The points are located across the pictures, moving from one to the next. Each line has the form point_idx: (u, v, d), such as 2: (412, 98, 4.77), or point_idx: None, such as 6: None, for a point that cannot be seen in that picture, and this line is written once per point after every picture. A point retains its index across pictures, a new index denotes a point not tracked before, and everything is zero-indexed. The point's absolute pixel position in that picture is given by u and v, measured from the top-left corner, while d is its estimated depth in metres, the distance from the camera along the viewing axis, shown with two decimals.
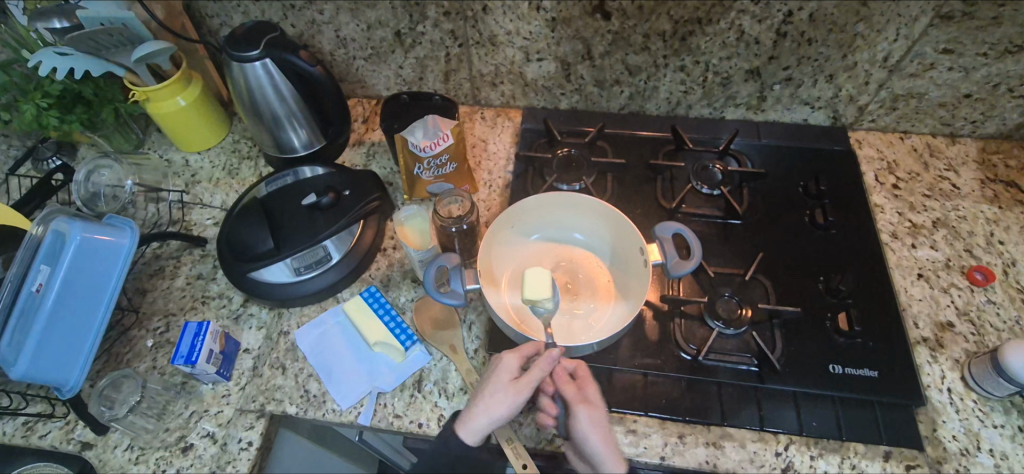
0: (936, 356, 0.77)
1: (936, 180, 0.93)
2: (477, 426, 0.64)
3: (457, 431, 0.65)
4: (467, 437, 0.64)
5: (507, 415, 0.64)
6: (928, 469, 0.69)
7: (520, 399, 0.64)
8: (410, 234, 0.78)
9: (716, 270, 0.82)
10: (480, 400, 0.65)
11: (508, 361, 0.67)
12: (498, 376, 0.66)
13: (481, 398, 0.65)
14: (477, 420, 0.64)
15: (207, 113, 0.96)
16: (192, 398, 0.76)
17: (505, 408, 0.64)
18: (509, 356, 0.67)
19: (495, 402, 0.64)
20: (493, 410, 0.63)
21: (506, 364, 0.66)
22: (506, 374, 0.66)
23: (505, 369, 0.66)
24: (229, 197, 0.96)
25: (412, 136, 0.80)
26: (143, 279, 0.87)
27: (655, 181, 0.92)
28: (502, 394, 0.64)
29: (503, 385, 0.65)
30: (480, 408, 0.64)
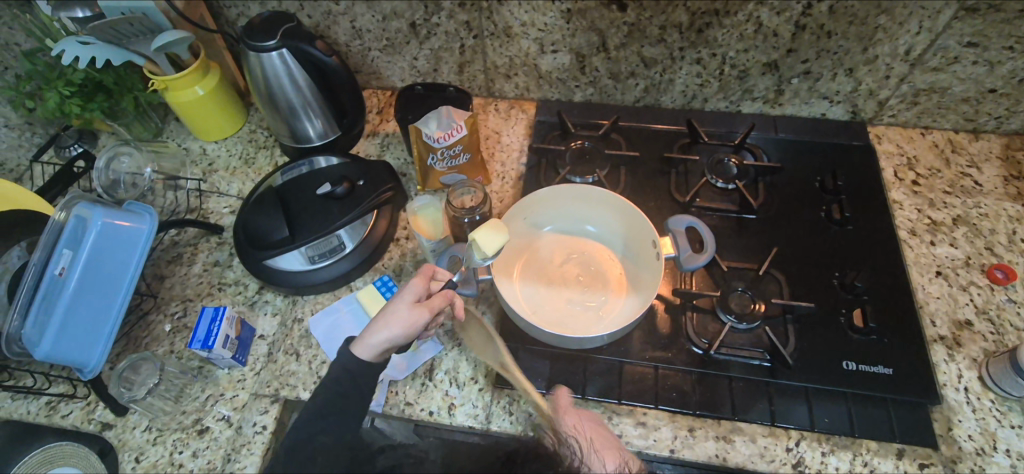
0: (953, 354, 0.76)
1: (957, 176, 0.91)
2: (374, 341, 0.62)
3: (350, 346, 0.63)
4: (362, 351, 0.62)
5: (405, 335, 0.63)
6: (942, 467, 0.68)
7: (421, 321, 0.63)
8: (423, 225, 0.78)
9: (729, 264, 0.81)
10: (380, 317, 0.63)
11: (417, 282, 0.66)
12: (402, 294, 0.65)
13: (380, 315, 0.63)
14: (375, 335, 0.62)
15: (224, 102, 0.98)
16: (208, 382, 0.78)
17: (404, 327, 0.62)
18: (416, 278, 0.66)
19: (395, 319, 0.63)
20: (392, 325, 0.62)
21: (412, 285, 0.65)
22: (410, 294, 0.65)
23: (411, 289, 0.65)
24: (245, 186, 0.97)
25: (426, 127, 0.81)
26: (161, 265, 0.89)
27: (669, 174, 0.92)
28: (403, 314, 0.63)
29: (405, 303, 0.64)
30: (379, 324, 0.63)
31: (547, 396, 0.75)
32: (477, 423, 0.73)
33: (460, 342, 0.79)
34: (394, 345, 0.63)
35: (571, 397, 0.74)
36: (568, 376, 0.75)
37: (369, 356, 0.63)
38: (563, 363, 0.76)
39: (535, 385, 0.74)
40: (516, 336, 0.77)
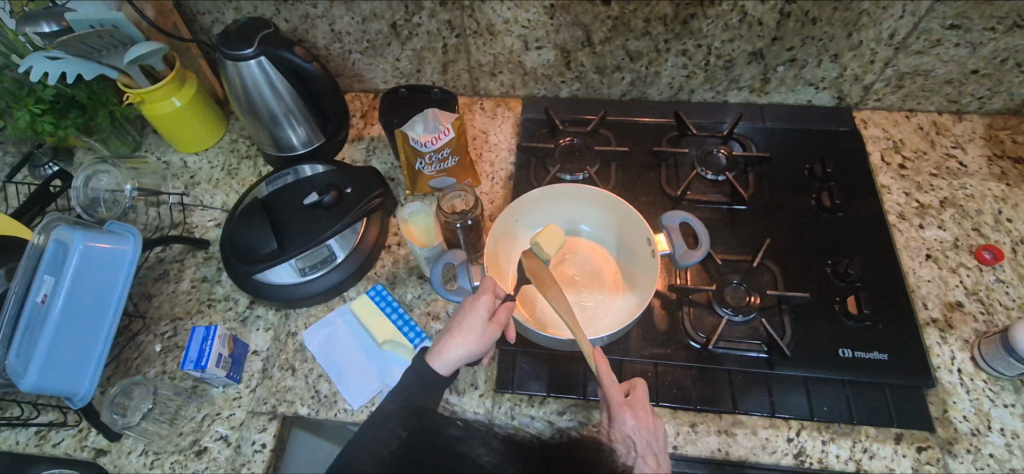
0: (945, 336, 0.77)
1: (942, 158, 0.92)
2: (455, 356, 0.61)
3: (428, 362, 0.61)
4: (444, 366, 0.61)
5: (480, 352, 0.63)
6: (939, 449, 0.69)
7: (494, 338, 0.64)
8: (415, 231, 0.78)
9: (723, 257, 0.82)
10: (455, 333, 0.62)
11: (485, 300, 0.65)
12: (476, 310, 0.64)
13: (455, 331, 0.62)
14: (456, 349, 0.61)
15: (202, 113, 0.95)
16: (203, 402, 0.76)
17: (482, 344, 0.63)
18: (484, 294, 0.65)
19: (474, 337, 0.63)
20: (470, 345, 0.62)
21: (482, 303, 0.64)
22: (480, 311, 0.64)
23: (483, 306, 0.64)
24: (230, 198, 0.95)
25: (412, 131, 0.80)
26: (148, 283, 0.87)
27: (660, 168, 0.91)
28: (481, 329, 0.63)
29: (479, 321, 0.63)
30: (460, 339, 0.62)
31: (549, 399, 0.74)
32: None
33: None
34: (468, 360, 0.63)
35: (572, 398, 0.74)
36: (568, 377, 0.75)
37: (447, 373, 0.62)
38: (563, 365, 0.76)
39: (536, 388, 0.74)
40: (514, 340, 0.77)
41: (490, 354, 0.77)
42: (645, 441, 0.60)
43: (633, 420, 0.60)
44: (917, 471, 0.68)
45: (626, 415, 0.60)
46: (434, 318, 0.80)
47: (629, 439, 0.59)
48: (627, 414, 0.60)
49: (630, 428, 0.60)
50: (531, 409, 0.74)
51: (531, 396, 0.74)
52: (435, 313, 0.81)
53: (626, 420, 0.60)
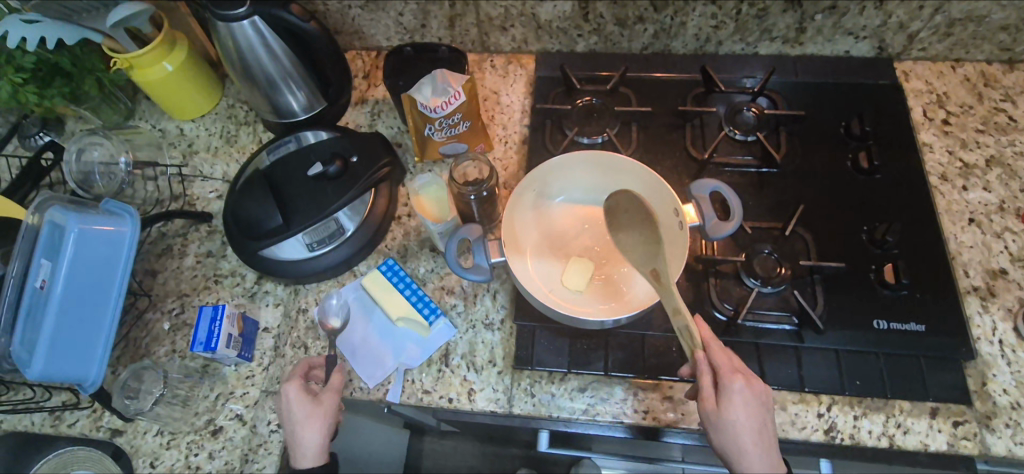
0: (986, 306, 0.73)
1: (990, 112, 0.85)
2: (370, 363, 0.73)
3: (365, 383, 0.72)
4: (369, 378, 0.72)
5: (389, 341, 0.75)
6: (976, 424, 0.67)
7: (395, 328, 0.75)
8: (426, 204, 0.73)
9: (752, 225, 0.77)
10: (290, 432, 0.67)
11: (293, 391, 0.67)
12: (291, 406, 0.67)
13: (297, 431, 0.66)
14: (366, 360, 0.73)
15: (195, 77, 0.89)
16: (215, 381, 0.75)
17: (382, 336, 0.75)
18: (288, 384, 0.68)
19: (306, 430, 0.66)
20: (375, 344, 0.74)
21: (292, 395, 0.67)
22: (295, 406, 0.67)
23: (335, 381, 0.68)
24: (230, 168, 0.90)
25: (420, 95, 0.74)
26: (152, 259, 0.84)
27: (684, 128, 0.85)
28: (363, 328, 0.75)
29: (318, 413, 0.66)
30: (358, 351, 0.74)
31: (570, 375, 0.72)
32: (498, 407, 0.71)
33: (475, 324, 0.75)
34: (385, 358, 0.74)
35: (593, 374, 0.71)
36: (589, 353, 0.72)
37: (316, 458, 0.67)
38: (583, 340, 0.73)
39: (557, 364, 0.72)
40: (533, 315, 0.74)
41: (508, 329, 0.75)
42: (757, 408, 0.60)
43: (746, 387, 0.60)
44: (952, 446, 0.66)
45: (738, 385, 0.60)
46: (449, 293, 0.77)
47: (740, 408, 0.60)
48: (740, 384, 0.60)
49: (742, 398, 0.60)
50: (551, 386, 0.72)
51: (551, 373, 0.72)
52: (449, 288, 0.78)
53: (737, 391, 0.60)
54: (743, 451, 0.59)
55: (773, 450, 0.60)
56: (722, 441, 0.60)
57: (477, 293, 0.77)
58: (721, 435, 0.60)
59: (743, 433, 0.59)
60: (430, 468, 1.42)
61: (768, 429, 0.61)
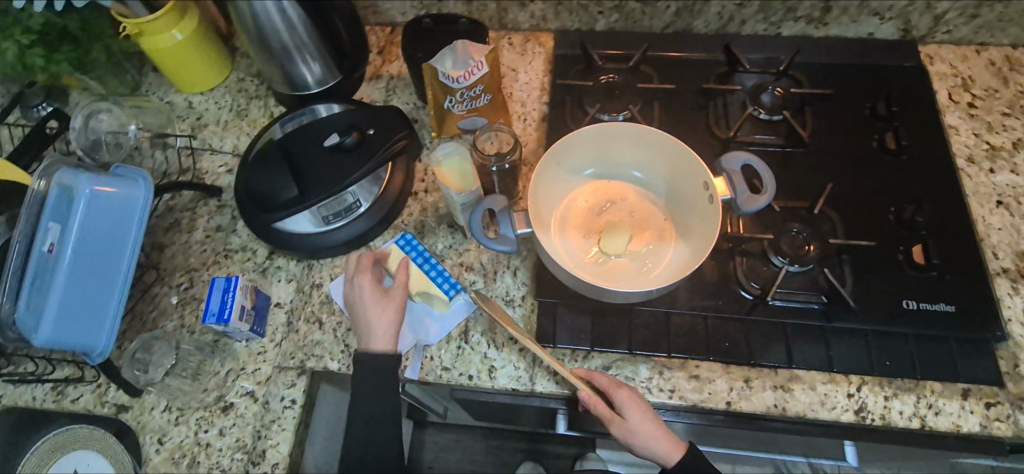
0: (1017, 287, 0.72)
1: (1016, 96, 0.84)
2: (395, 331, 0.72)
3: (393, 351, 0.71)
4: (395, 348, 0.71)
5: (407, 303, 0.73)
6: (1009, 405, 0.65)
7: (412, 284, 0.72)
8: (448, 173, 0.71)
9: (779, 204, 0.76)
10: (365, 320, 0.68)
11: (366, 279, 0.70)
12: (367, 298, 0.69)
13: (373, 319, 0.68)
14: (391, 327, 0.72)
15: (206, 48, 0.87)
16: (225, 357, 0.72)
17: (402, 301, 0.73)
18: (361, 278, 0.70)
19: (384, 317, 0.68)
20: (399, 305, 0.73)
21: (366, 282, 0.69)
22: (368, 297, 0.69)
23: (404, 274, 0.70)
24: (241, 142, 0.88)
25: (441, 66, 0.72)
26: (159, 233, 0.81)
27: (708, 107, 0.84)
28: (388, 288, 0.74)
29: (393, 299, 0.69)
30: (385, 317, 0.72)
31: (593, 353, 0.70)
32: (520, 385, 0.68)
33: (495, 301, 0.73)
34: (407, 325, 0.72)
35: (618, 352, 0.70)
36: (613, 330, 0.70)
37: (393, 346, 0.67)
38: (607, 317, 0.71)
39: (580, 342, 0.70)
40: (555, 292, 0.72)
41: (529, 306, 0.73)
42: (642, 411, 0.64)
43: (627, 394, 0.64)
44: (985, 428, 0.65)
45: (623, 393, 0.65)
46: (468, 269, 0.75)
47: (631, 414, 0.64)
48: (623, 392, 0.64)
49: (632, 404, 0.64)
50: (573, 365, 0.70)
51: (574, 351, 0.70)
52: (468, 264, 0.76)
53: (626, 398, 0.64)
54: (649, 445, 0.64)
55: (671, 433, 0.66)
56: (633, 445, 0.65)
57: (497, 269, 0.75)
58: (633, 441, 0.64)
59: (645, 435, 0.64)
60: (432, 461, 1.39)
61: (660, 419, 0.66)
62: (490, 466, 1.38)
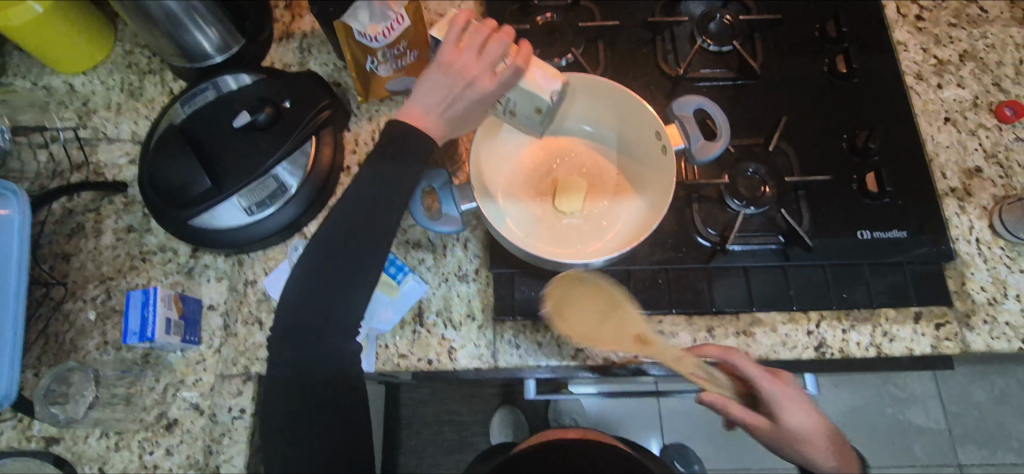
0: (964, 206, 0.72)
1: (962, 4, 0.81)
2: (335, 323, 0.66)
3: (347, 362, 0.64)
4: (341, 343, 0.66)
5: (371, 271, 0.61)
6: (957, 324, 0.67)
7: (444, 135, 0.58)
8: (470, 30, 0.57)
9: (733, 144, 0.73)
10: (431, 88, 0.56)
11: (478, 73, 0.54)
12: (431, 73, 0.56)
13: (448, 91, 0.55)
14: None
15: (74, 19, 0.74)
16: (160, 370, 0.67)
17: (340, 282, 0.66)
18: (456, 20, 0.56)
19: (447, 109, 0.56)
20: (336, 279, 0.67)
21: (485, 87, 0.54)
22: (444, 55, 0.55)
23: (494, 51, 0.54)
24: (139, 126, 0.77)
25: (355, 22, 0.63)
26: (61, 242, 0.72)
27: (655, 43, 0.78)
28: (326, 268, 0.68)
29: (462, 79, 0.55)
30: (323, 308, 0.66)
31: None
32: (482, 363, 0.66)
33: (448, 277, 0.69)
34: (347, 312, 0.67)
35: None
36: None
37: (440, 141, 0.58)
38: None
39: (541, 310, 0.67)
40: (510, 261, 0.68)
41: (484, 279, 0.69)
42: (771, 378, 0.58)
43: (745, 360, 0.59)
44: (936, 348, 0.67)
45: (740, 358, 0.59)
46: (415, 246, 0.70)
47: (759, 377, 0.58)
48: (739, 355, 0.59)
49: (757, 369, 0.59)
50: (536, 335, 0.67)
51: (536, 321, 0.68)
52: (415, 241, 0.70)
53: (745, 360, 0.59)
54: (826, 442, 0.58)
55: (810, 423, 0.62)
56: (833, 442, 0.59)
57: (446, 244, 0.70)
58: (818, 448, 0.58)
59: (786, 403, 0.57)
60: (409, 420, 1.38)
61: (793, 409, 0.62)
62: (467, 416, 1.39)
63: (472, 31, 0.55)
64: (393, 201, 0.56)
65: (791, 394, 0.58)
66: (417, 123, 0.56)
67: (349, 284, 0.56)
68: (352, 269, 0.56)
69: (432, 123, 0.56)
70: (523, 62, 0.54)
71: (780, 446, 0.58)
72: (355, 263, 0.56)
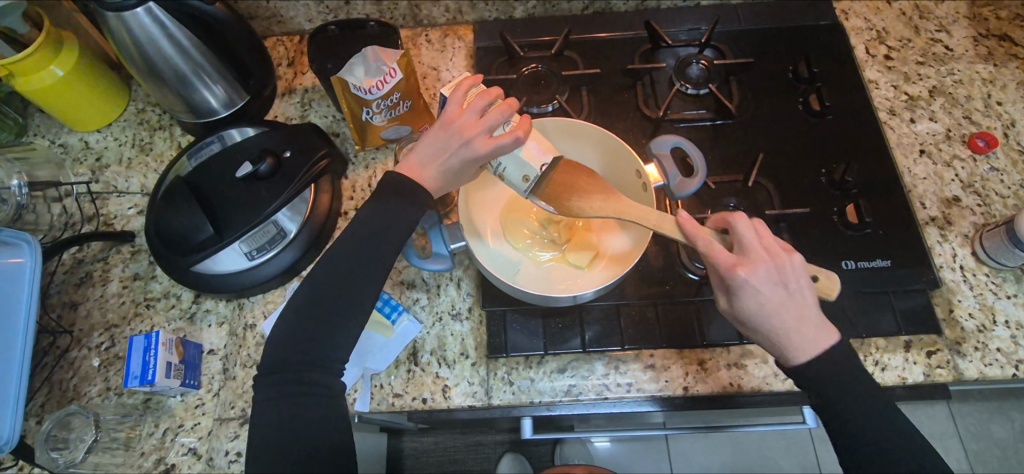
0: (945, 234, 0.74)
1: (928, 44, 0.85)
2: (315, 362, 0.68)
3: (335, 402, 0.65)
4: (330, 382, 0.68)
5: None
6: (948, 351, 0.68)
7: (441, 188, 0.58)
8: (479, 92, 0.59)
9: (715, 180, 0.76)
10: (430, 144, 0.57)
11: (471, 128, 0.55)
12: (433, 128, 0.57)
13: (445, 148, 0.56)
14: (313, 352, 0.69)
15: (93, 82, 0.79)
16: (160, 415, 0.68)
17: None
18: (462, 83, 0.58)
19: (443, 165, 0.57)
20: None
21: (481, 149, 0.55)
22: (446, 115, 0.57)
23: (494, 117, 0.55)
24: (148, 179, 0.81)
25: (351, 76, 0.67)
26: (69, 291, 0.74)
27: (635, 88, 0.82)
28: None
29: (457, 137, 0.55)
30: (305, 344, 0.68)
31: (547, 357, 0.69)
32: (476, 401, 0.67)
33: (441, 316, 0.71)
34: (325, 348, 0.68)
35: (572, 351, 0.68)
36: (564, 331, 0.69)
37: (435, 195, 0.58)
38: (557, 319, 0.69)
39: (532, 348, 0.68)
40: (502, 299, 0.70)
41: (477, 317, 0.71)
42: (755, 248, 0.54)
43: (733, 227, 0.55)
44: (929, 376, 0.67)
45: (738, 224, 0.55)
46: (409, 287, 0.72)
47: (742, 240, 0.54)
48: (736, 221, 0.55)
49: (745, 235, 0.54)
50: (529, 371, 0.68)
51: (527, 357, 0.69)
52: (410, 282, 0.73)
53: (738, 224, 0.55)
54: (742, 314, 0.54)
55: (808, 310, 0.53)
56: (753, 324, 0.54)
57: (439, 283, 0.73)
58: (734, 313, 0.56)
59: (763, 276, 0.52)
60: (412, 469, 1.35)
61: (800, 293, 0.53)
62: (471, 465, 1.36)
63: (477, 96, 0.57)
64: (385, 250, 0.56)
65: (763, 259, 0.53)
66: (413, 174, 0.57)
67: (337, 340, 0.54)
68: (333, 324, 0.54)
69: (429, 176, 0.57)
70: (523, 132, 0.54)
71: (758, 324, 0.53)
72: (347, 318, 0.54)
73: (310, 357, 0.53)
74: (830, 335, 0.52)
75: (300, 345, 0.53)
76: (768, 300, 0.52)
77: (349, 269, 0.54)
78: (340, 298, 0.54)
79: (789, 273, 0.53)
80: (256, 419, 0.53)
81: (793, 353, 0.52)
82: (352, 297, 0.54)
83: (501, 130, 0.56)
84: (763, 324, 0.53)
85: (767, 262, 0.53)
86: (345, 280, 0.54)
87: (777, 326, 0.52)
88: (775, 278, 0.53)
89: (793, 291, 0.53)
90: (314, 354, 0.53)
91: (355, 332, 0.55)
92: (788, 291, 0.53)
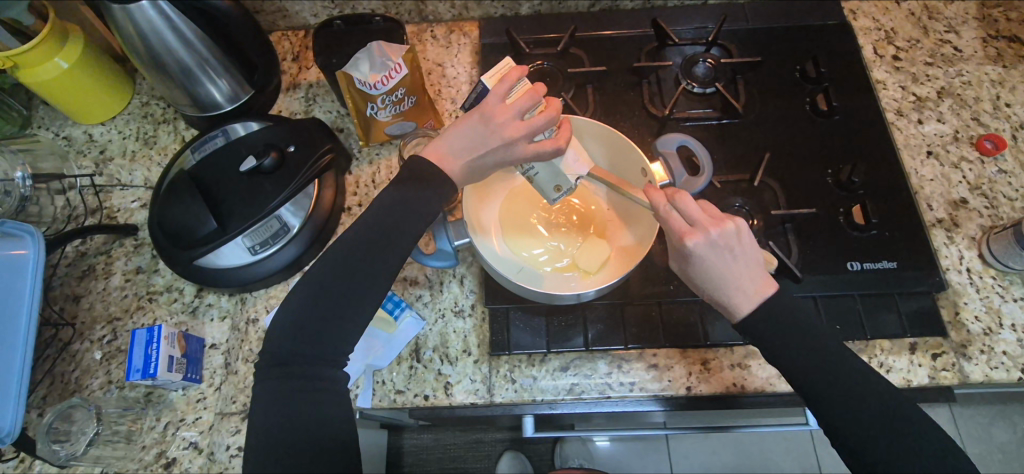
0: (952, 236, 0.73)
1: (936, 44, 0.85)
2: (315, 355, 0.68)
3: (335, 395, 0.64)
4: None
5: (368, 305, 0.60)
6: (954, 354, 0.67)
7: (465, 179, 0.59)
8: (523, 85, 0.57)
9: (721, 179, 0.75)
10: (468, 139, 0.56)
11: (514, 130, 0.55)
12: (471, 121, 0.56)
13: (484, 147, 0.56)
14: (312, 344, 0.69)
15: (97, 75, 0.79)
16: (161, 409, 0.68)
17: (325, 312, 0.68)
18: (513, 79, 0.56)
19: (475, 161, 0.58)
20: None
21: (522, 153, 0.56)
22: (489, 111, 0.56)
23: (542, 122, 0.56)
24: (152, 173, 0.81)
25: (356, 71, 0.67)
26: (72, 284, 0.74)
27: (641, 86, 0.82)
28: None
29: (498, 138, 0.56)
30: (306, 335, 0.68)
31: (550, 355, 0.68)
32: (478, 399, 0.67)
33: (444, 313, 0.71)
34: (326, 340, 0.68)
35: (575, 350, 0.68)
36: (567, 330, 0.68)
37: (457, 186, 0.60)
38: (560, 317, 0.69)
39: (535, 346, 0.68)
40: (505, 297, 0.70)
41: (480, 314, 0.71)
42: (696, 217, 0.55)
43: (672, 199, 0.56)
44: (934, 379, 0.66)
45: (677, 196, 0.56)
46: (412, 284, 0.72)
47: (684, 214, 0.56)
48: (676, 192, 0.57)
49: (687, 204, 0.56)
50: (531, 369, 0.68)
51: (530, 355, 0.68)
52: (413, 278, 0.72)
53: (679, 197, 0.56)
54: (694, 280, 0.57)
55: (751, 269, 0.55)
56: (702, 288, 0.57)
57: (442, 280, 0.72)
58: (686, 277, 0.59)
59: (708, 244, 0.54)
60: (411, 466, 1.35)
61: (743, 254, 0.55)
62: (471, 463, 1.36)
63: (525, 94, 0.56)
64: (388, 245, 0.56)
65: (705, 226, 0.55)
66: (439, 162, 0.57)
67: (340, 336, 0.54)
68: (335, 320, 0.54)
69: (457, 168, 0.58)
70: (565, 143, 0.57)
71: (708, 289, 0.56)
72: (350, 314, 0.54)
73: (311, 352, 0.53)
74: (771, 289, 0.55)
75: (301, 341, 0.53)
76: (715, 266, 0.55)
77: (353, 264, 0.54)
78: (343, 293, 0.54)
79: (732, 238, 0.55)
80: (256, 414, 0.52)
81: (738, 311, 0.55)
82: (355, 292, 0.54)
83: (541, 135, 0.57)
84: (711, 289, 0.56)
85: (710, 228, 0.55)
86: (348, 278, 0.54)
87: (723, 290, 0.55)
88: (718, 245, 0.54)
89: (737, 253, 0.55)
90: (315, 350, 0.53)
91: (357, 328, 0.55)
92: (730, 255, 0.55)
